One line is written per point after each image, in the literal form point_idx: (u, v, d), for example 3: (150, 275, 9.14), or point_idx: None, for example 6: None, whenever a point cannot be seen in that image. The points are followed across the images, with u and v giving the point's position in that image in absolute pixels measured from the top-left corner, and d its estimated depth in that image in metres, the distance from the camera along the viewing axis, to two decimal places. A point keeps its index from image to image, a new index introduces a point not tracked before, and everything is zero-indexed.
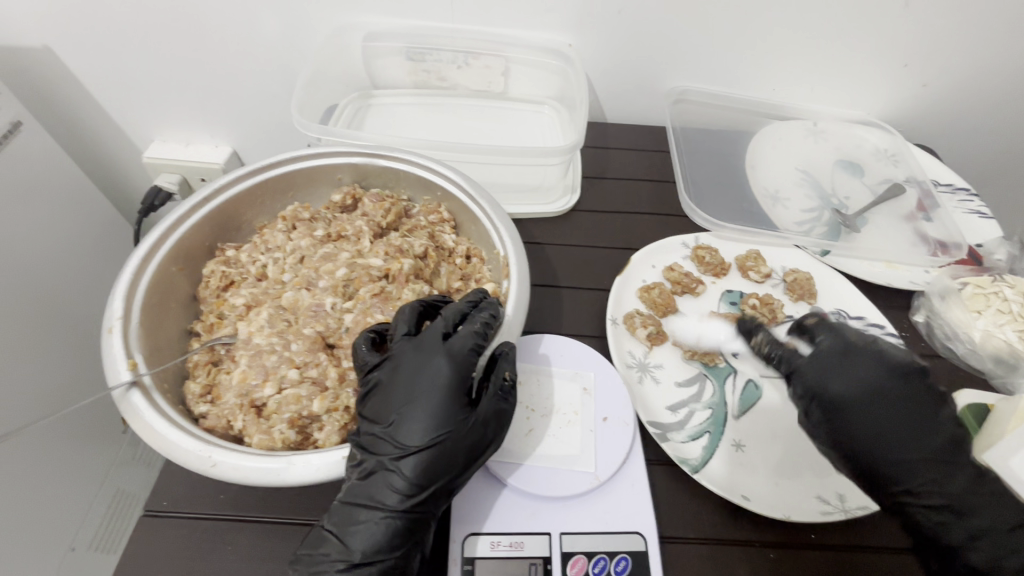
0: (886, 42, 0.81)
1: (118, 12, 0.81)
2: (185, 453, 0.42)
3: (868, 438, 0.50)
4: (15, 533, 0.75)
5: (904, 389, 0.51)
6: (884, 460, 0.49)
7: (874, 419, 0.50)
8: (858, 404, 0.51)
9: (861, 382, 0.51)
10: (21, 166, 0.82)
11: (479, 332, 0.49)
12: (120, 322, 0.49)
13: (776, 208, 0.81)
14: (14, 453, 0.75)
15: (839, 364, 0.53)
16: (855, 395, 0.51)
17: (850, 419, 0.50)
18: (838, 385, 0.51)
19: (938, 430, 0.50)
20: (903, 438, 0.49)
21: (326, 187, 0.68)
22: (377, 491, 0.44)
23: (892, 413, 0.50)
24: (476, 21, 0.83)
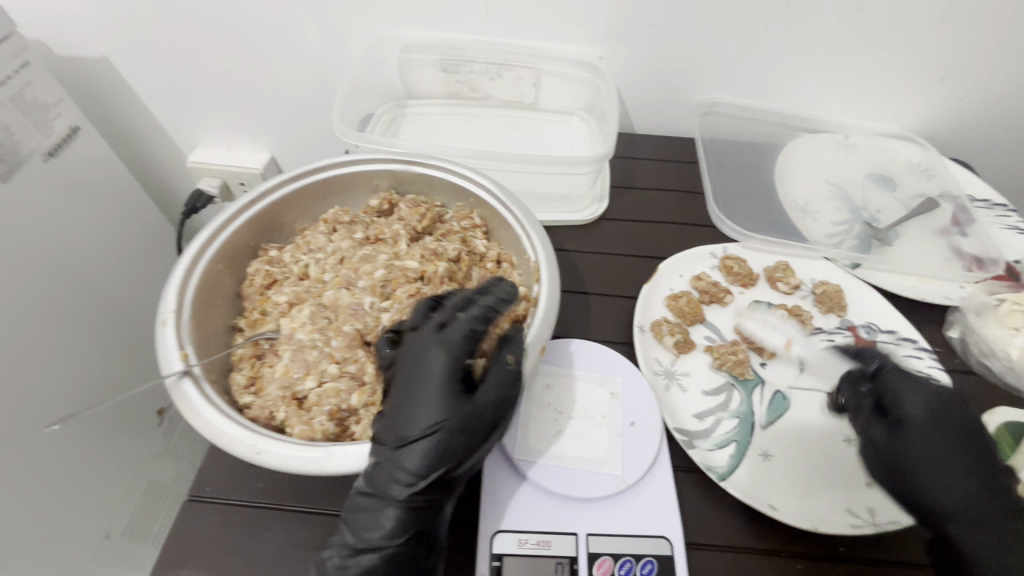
0: (921, 55, 0.81)
1: (171, 25, 0.86)
2: (232, 440, 0.45)
3: (923, 447, 0.50)
4: (55, 515, 0.79)
5: (971, 425, 0.51)
6: (927, 471, 0.49)
7: (941, 434, 0.50)
8: (929, 416, 0.51)
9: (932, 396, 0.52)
10: (77, 168, 0.87)
11: (473, 322, 0.50)
12: (173, 315, 0.51)
13: (805, 219, 0.81)
14: (74, 433, 0.82)
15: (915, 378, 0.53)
16: (925, 408, 0.51)
17: (920, 437, 0.50)
18: (916, 393, 0.52)
19: (1002, 478, 0.49)
20: (958, 457, 0.49)
21: (364, 192, 0.70)
22: (383, 479, 0.45)
23: (961, 436, 0.50)
24: (509, 35, 0.85)
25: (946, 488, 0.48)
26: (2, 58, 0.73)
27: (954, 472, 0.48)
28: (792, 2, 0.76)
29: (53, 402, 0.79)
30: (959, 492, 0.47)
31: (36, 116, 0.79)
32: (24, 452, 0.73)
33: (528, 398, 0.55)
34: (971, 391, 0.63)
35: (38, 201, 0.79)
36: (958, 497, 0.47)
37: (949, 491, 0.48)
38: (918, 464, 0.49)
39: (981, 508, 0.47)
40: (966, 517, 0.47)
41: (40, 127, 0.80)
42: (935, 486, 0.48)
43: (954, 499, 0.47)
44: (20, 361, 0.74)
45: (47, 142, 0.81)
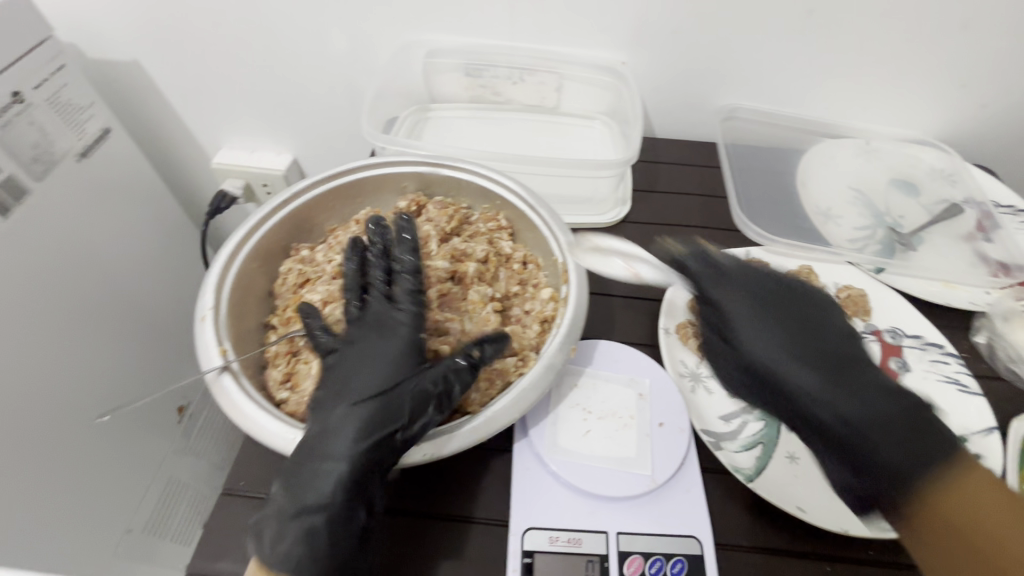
0: (945, 62, 0.81)
1: (201, 30, 0.88)
2: (272, 435, 0.46)
3: (788, 371, 0.47)
4: (79, 508, 0.80)
5: (801, 322, 0.49)
6: (806, 395, 0.46)
7: (767, 350, 0.48)
8: (766, 329, 0.49)
9: (774, 307, 0.50)
10: (108, 169, 0.89)
11: (415, 294, 0.54)
12: (211, 312, 0.53)
13: (827, 224, 0.82)
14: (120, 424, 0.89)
15: (774, 296, 0.51)
16: (764, 327, 0.49)
17: (750, 337, 0.48)
18: (750, 307, 0.50)
19: (873, 378, 0.46)
20: (836, 386, 0.45)
21: (393, 195, 0.72)
22: (330, 442, 0.46)
23: (802, 366, 0.47)
24: (533, 40, 0.86)
25: (834, 413, 0.44)
26: (40, 62, 0.75)
27: (827, 394, 0.45)
28: (815, 9, 0.77)
29: (103, 396, 0.86)
30: (852, 421, 0.44)
31: (70, 118, 0.81)
32: (74, 439, 0.79)
33: (554, 397, 0.56)
34: (1000, 398, 0.63)
35: (70, 201, 0.81)
36: (863, 430, 0.43)
37: (841, 416, 0.44)
38: (799, 391, 0.46)
39: (841, 425, 0.44)
40: (861, 444, 0.43)
41: (74, 128, 0.82)
42: (815, 410, 0.45)
43: (843, 425, 0.44)
44: (54, 357, 0.76)
45: (79, 143, 0.83)
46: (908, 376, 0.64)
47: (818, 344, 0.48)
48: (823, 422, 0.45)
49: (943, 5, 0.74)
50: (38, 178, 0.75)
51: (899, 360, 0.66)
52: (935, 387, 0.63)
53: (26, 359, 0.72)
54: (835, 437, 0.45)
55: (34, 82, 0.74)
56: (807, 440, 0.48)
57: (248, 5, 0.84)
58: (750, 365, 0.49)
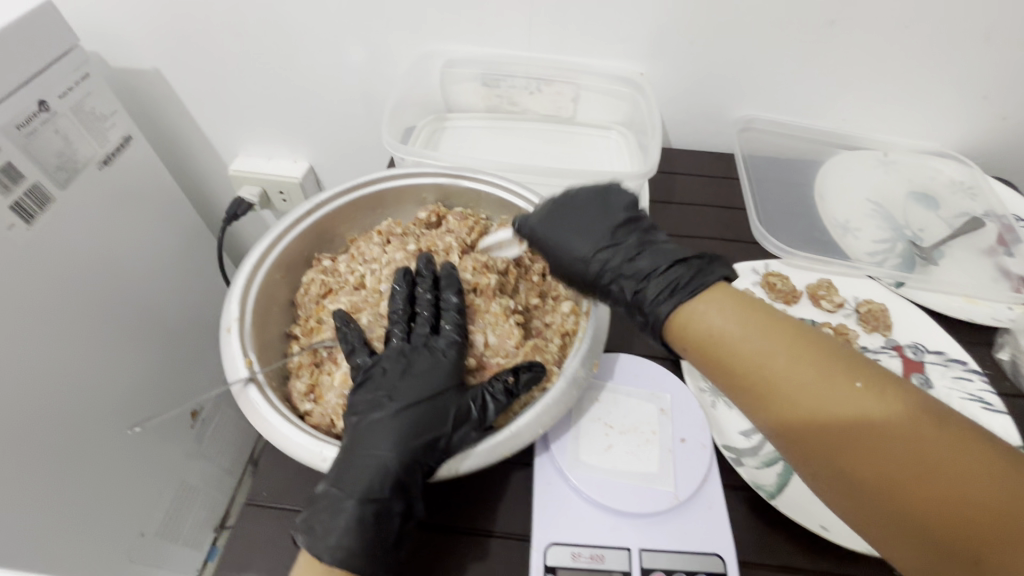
0: (965, 74, 0.80)
1: (221, 39, 0.89)
2: (300, 448, 0.47)
3: (624, 261, 0.53)
4: (94, 512, 0.80)
5: (588, 216, 0.57)
6: (628, 283, 0.52)
7: (567, 264, 0.56)
8: (555, 240, 0.57)
9: (539, 220, 0.58)
10: (128, 176, 0.90)
11: (459, 310, 0.56)
12: (237, 323, 0.54)
13: (846, 237, 0.81)
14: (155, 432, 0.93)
15: (564, 208, 0.58)
16: (550, 240, 0.57)
17: (549, 247, 0.57)
18: (548, 217, 0.58)
19: (624, 243, 0.55)
20: (661, 259, 0.51)
21: (413, 205, 0.72)
22: (368, 446, 0.47)
23: (628, 259, 0.53)
24: (551, 50, 0.87)
25: (636, 290, 0.51)
26: (65, 71, 0.76)
27: (636, 272, 0.52)
28: (835, 22, 0.77)
29: (135, 408, 0.90)
30: (649, 295, 0.50)
31: (92, 125, 0.82)
32: (104, 443, 0.82)
33: (576, 412, 0.56)
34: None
35: (92, 208, 0.82)
36: (655, 300, 0.49)
37: (641, 292, 0.51)
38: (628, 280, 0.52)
39: (649, 299, 0.50)
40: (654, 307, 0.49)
41: (96, 136, 0.83)
42: (638, 295, 0.51)
43: (650, 294, 0.50)
44: (76, 362, 0.77)
45: (101, 151, 0.84)
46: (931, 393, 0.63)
47: (610, 236, 0.55)
48: (639, 301, 0.51)
49: (966, 18, 0.74)
50: (62, 185, 0.76)
51: (921, 376, 0.65)
52: (959, 404, 0.62)
53: (47, 365, 0.73)
54: (652, 313, 0.50)
55: (59, 91, 0.75)
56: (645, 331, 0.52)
57: (269, 15, 0.85)
58: (583, 272, 0.55)
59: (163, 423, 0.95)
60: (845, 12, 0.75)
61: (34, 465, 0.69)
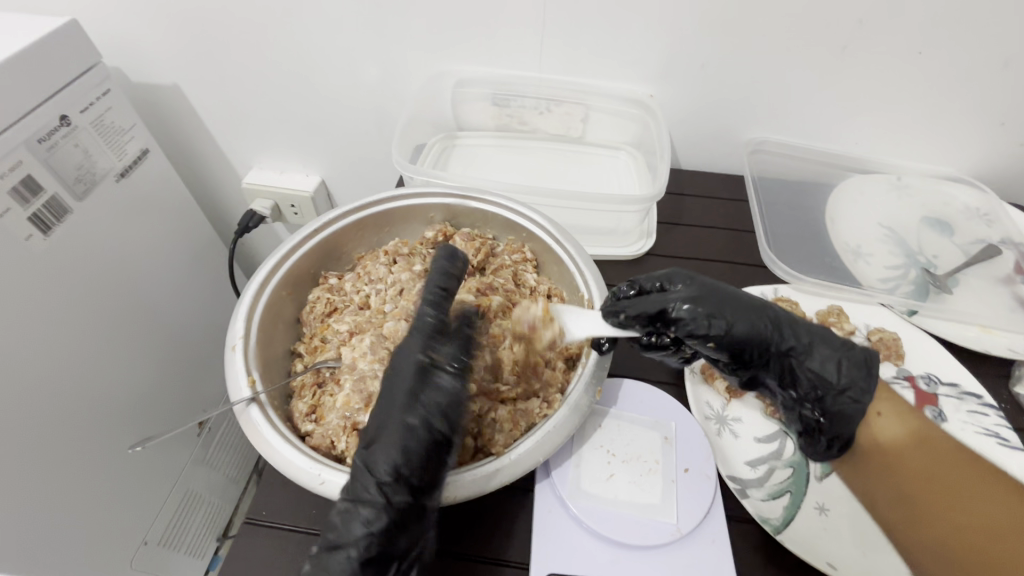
0: (981, 101, 0.79)
1: (239, 56, 0.91)
2: (299, 470, 0.47)
3: (788, 334, 0.55)
4: (98, 520, 0.80)
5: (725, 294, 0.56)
6: (800, 356, 0.55)
7: (745, 335, 0.53)
8: (721, 313, 0.53)
9: (703, 296, 0.53)
10: (145, 187, 0.92)
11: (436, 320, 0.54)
12: (241, 342, 0.55)
13: (858, 262, 0.80)
14: (156, 452, 0.92)
15: (710, 284, 0.55)
16: (717, 313, 0.53)
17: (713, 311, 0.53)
18: (702, 287, 0.55)
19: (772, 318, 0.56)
20: (816, 334, 0.56)
21: (420, 224, 0.73)
22: (360, 492, 0.44)
23: (790, 331, 0.55)
24: (562, 73, 0.87)
25: (813, 368, 0.55)
26: (88, 87, 0.78)
27: (800, 338, 0.55)
28: (848, 47, 0.76)
29: (134, 426, 0.88)
30: (829, 374, 0.54)
31: (112, 138, 0.84)
32: (113, 451, 0.83)
33: (578, 440, 0.57)
34: None
35: (108, 221, 0.83)
36: (849, 370, 0.54)
37: (816, 365, 0.54)
38: (796, 354, 0.55)
39: (830, 377, 0.54)
40: (843, 381, 0.54)
41: (115, 148, 0.84)
42: (808, 368, 0.55)
43: (832, 369, 0.54)
44: (86, 370, 0.78)
45: (120, 163, 0.86)
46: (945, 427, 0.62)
47: (768, 310, 0.55)
48: (803, 368, 0.55)
49: (983, 44, 0.73)
50: (79, 198, 0.78)
51: (934, 409, 0.63)
52: (974, 440, 0.61)
53: (61, 373, 0.74)
54: (842, 387, 0.53)
55: (80, 105, 0.77)
56: (806, 405, 0.56)
57: (285, 33, 0.87)
58: (746, 343, 0.54)
59: (169, 439, 0.95)
60: (858, 37, 0.75)
61: (41, 473, 0.70)
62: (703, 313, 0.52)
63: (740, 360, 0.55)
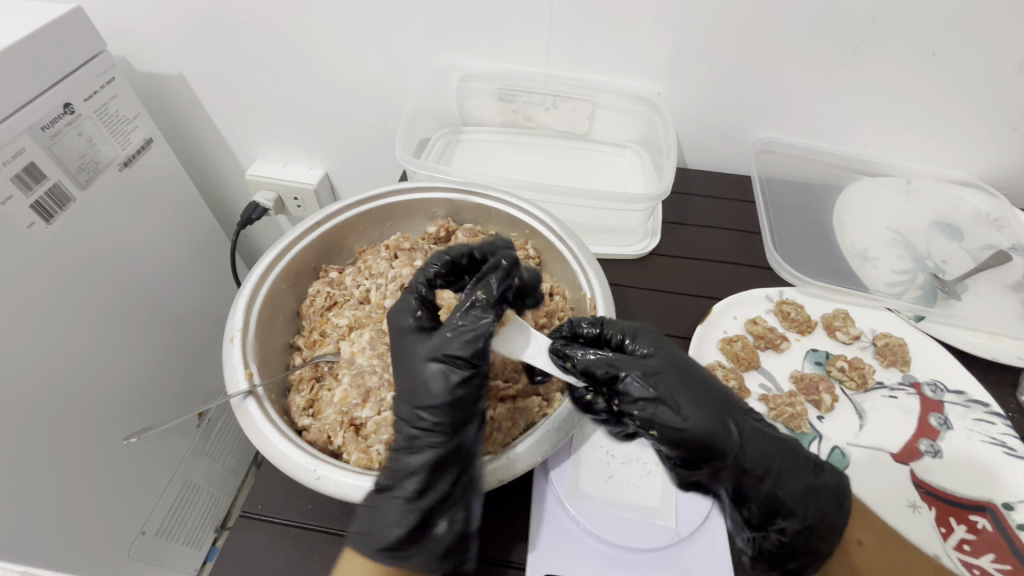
0: (996, 104, 0.78)
1: (245, 46, 0.90)
2: (295, 465, 0.47)
3: (751, 449, 0.47)
4: (95, 509, 0.80)
5: (699, 381, 0.47)
6: (759, 481, 0.48)
7: (698, 438, 0.45)
8: (688, 396, 0.46)
9: (671, 365, 0.47)
10: (148, 178, 0.91)
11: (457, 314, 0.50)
12: (239, 334, 0.54)
13: (865, 266, 0.79)
14: (157, 441, 0.92)
15: (681, 357, 0.49)
16: (680, 395, 0.46)
17: (685, 407, 0.45)
18: (669, 364, 0.47)
19: (741, 418, 0.48)
20: (787, 450, 0.49)
21: (422, 219, 0.73)
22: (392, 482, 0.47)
23: (760, 439, 0.48)
24: (569, 69, 0.87)
25: (768, 479, 0.48)
26: (92, 75, 0.77)
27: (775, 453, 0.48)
28: (860, 47, 0.75)
29: (133, 414, 0.88)
30: (791, 494, 0.49)
31: (116, 128, 0.83)
32: (111, 441, 0.82)
33: (576, 440, 0.57)
34: None
35: (110, 209, 0.83)
36: (796, 499, 0.49)
37: (774, 484, 0.48)
38: (758, 468, 0.47)
39: (790, 507, 0.49)
40: (804, 508, 0.49)
41: (118, 138, 0.84)
42: (766, 488, 0.48)
43: (797, 496, 0.49)
44: (84, 358, 0.78)
45: (123, 152, 0.85)
46: (950, 436, 0.61)
47: (734, 409, 0.48)
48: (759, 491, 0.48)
49: (999, 46, 0.72)
50: (82, 186, 0.77)
51: (939, 417, 0.62)
52: (981, 449, 0.60)
53: (61, 361, 0.74)
54: (800, 520, 0.49)
55: (84, 94, 0.76)
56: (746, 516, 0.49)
57: (290, 23, 0.86)
58: (700, 446, 0.45)
59: (168, 429, 0.95)
60: (870, 37, 0.74)
61: (38, 461, 0.70)
62: (666, 395, 0.45)
63: (691, 463, 0.46)
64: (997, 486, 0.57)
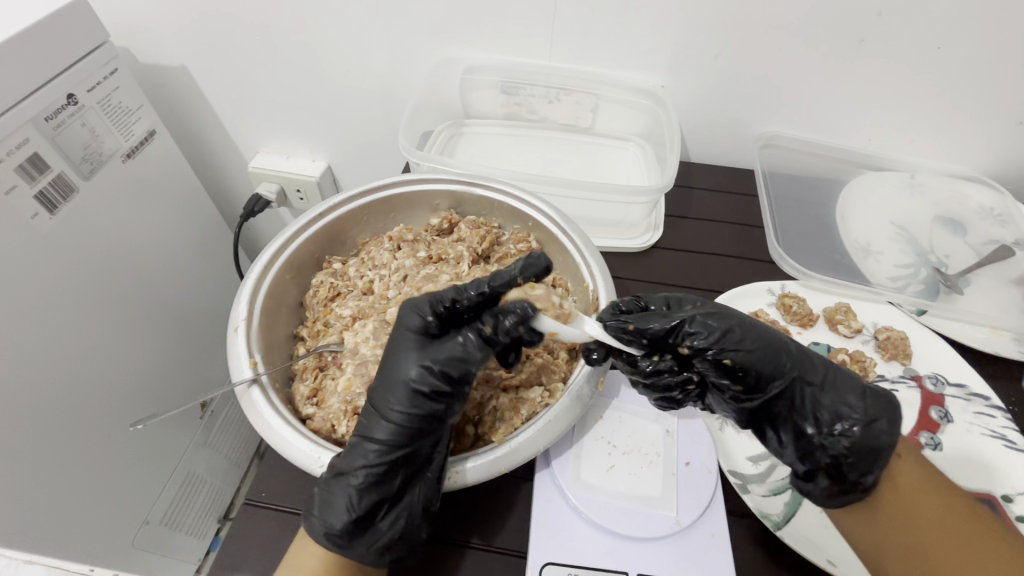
0: (1001, 98, 0.78)
1: (248, 38, 0.90)
2: (300, 452, 0.47)
3: (803, 361, 0.50)
4: (99, 498, 0.81)
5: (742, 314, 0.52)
6: (820, 387, 0.50)
7: (761, 356, 0.48)
8: (743, 324, 0.49)
9: (712, 303, 0.52)
10: (151, 170, 0.91)
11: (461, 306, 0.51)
12: (243, 323, 0.55)
13: (867, 260, 0.79)
14: (160, 431, 0.93)
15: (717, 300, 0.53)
16: (735, 320, 0.49)
17: (743, 331, 0.49)
18: (712, 304, 0.52)
19: (790, 341, 0.51)
20: (832, 364, 0.52)
21: (425, 211, 0.73)
22: (344, 464, 0.46)
23: (811, 353, 0.52)
24: (573, 61, 0.86)
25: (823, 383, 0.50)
26: (96, 65, 0.77)
27: (819, 361, 0.51)
28: (865, 40, 0.75)
29: (137, 403, 0.89)
30: (847, 399, 0.50)
31: (119, 119, 0.83)
32: (113, 433, 0.83)
33: (579, 430, 0.58)
34: None
35: (114, 200, 0.83)
36: (871, 401, 0.49)
37: (837, 399, 0.50)
38: (819, 387, 0.50)
39: (864, 407, 0.49)
40: (871, 412, 0.49)
41: (120, 128, 0.84)
42: (828, 400, 0.50)
43: (857, 398, 0.49)
44: (86, 347, 0.78)
45: (126, 144, 0.85)
46: (951, 428, 0.61)
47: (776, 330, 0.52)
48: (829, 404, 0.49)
49: (1005, 41, 0.72)
50: (86, 177, 0.78)
51: (941, 410, 0.63)
52: (980, 441, 0.60)
53: (67, 352, 0.75)
54: (869, 417, 0.48)
55: (88, 84, 0.76)
56: (831, 441, 0.48)
57: (294, 16, 0.86)
58: (769, 363, 0.48)
59: (171, 420, 0.95)
60: (876, 30, 0.74)
61: (42, 449, 0.70)
62: (727, 324, 0.49)
63: (761, 386, 0.49)
64: (995, 479, 0.57)
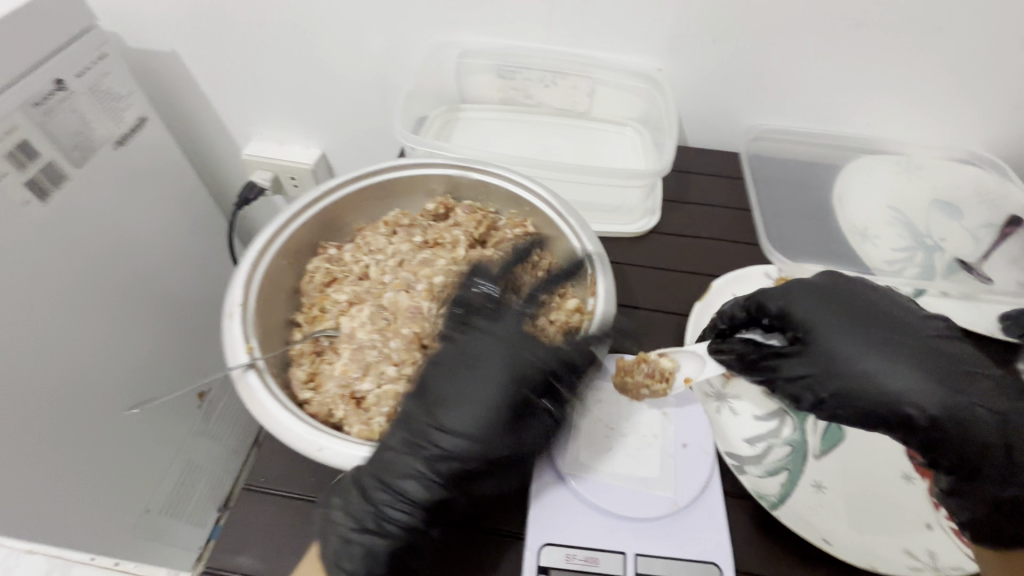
0: (997, 80, 0.78)
1: (240, 24, 0.89)
2: (298, 437, 0.48)
3: (927, 409, 0.45)
4: (101, 486, 0.81)
5: (869, 346, 0.48)
6: (942, 440, 0.45)
7: (865, 405, 0.46)
8: (852, 371, 0.47)
9: (829, 337, 0.49)
10: (143, 158, 0.90)
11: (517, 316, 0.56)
12: (239, 309, 0.54)
13: (864, 244, 0.79)
14: (159, 420, 0.93)
15: (845, 326, 0.50)
16: (837, 369, 0.48)
17: (849, 379, 0.47)
18: (827, 340, 0.49)
19: (927, 380, 0.46)
20: (968, 406, 0.45)
21: (422, 197, 0.72)
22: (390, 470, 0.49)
23: (945, 396, 0.45)
24: (569, 44, 0.85)
25: (960, 419, 0.44)
26: (83, 50, 0.75)
27: (946, 406, 0.45)
28: (863, 22, 0.74)
29: (136, 392, 0.89)
30: (976, 437, 0.44)
31: (108, 105, 0.82)
32: (113, 421, 0.83)
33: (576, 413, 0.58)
34: None
35: (107, 189, 0.82)
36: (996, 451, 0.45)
37: (954, 451, 0.45)
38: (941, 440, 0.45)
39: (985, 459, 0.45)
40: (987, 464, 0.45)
41: (111, 115, 0.82)
42: (947, 452, 0.45)
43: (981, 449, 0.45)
44: (82, 337, 0.78)
45: (117, 131, 0.84)
46: None
47: (913, 366, 0.47)
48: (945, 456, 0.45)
49: (1001, 24, 0.71)
50: (76, 164, 0.77)
51: None
52: None
53: (65, 340, 0.75)
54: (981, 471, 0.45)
55: (76, 70, 0.75)
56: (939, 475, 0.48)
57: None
58: (879, 413, 0.46)
59: (169, 410, 0.95)
60: (874, 12, 0.73)
61: (43, 437, 0.71)
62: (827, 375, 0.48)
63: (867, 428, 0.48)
64: None
